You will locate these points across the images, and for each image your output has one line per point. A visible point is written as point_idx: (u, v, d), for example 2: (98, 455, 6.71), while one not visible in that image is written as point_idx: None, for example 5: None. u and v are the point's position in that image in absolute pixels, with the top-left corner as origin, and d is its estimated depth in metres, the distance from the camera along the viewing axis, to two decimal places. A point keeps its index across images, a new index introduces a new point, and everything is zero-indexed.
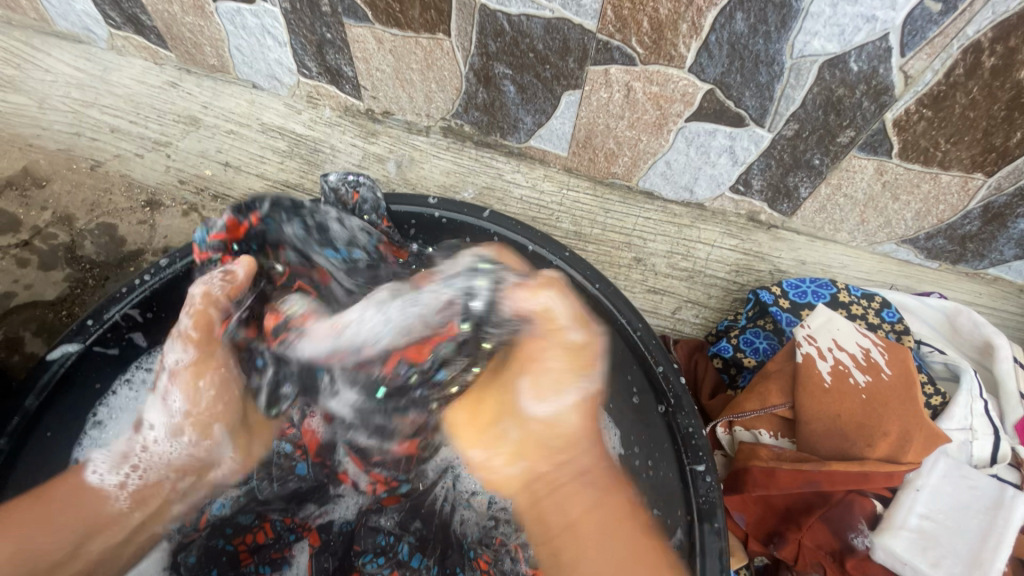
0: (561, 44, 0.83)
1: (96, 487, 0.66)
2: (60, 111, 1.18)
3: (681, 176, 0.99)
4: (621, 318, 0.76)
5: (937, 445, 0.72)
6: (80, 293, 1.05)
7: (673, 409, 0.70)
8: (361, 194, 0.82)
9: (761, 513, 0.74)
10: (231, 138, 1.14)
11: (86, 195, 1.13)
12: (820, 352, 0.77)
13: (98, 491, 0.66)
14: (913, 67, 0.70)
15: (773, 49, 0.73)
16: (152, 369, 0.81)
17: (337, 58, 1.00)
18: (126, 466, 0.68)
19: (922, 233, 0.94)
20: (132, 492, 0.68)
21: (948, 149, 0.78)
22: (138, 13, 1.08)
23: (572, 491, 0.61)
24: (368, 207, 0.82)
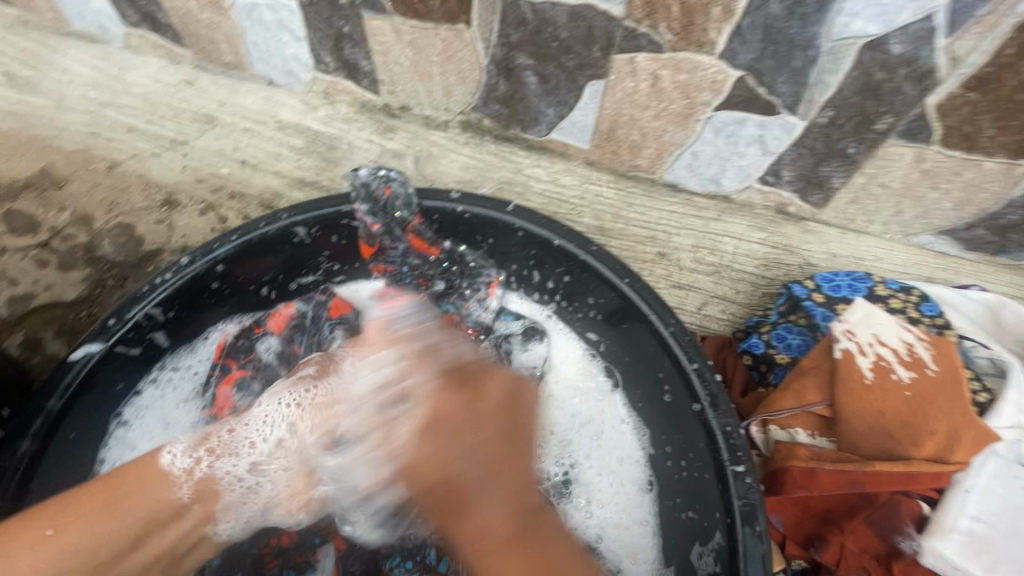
0: (585, 32, 0.80)
1: (165, 471, 0.62)
2: (77, 111, 1.18)
3: (708, 168, 0.96)
4: (652, 314, 0.73)
5: (987, 444, 0.69)
6: (99, 293, 1.04)
7: (707, 408, 0.67)
8: (393, 189, 0.81)
9: (799, 514, 0.72)
10: (247, 136, 1.13)
11: (104, 195, 1.12)
12: (860, 348, 0.74)
13: (165, 475, 0.62)
14: (959, 48, 0.67)
15: (810, 32, 0.70)
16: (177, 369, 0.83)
17: (355, 52, 0.99)
18: (200, 449, 0.65)
19: (962, 223, 0.91)
20: (195, 482, 0.63)
21: (994, 134, 0.75)
22: (154, 11, 1.07)
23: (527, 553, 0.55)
24: (399, 203, 0.82)
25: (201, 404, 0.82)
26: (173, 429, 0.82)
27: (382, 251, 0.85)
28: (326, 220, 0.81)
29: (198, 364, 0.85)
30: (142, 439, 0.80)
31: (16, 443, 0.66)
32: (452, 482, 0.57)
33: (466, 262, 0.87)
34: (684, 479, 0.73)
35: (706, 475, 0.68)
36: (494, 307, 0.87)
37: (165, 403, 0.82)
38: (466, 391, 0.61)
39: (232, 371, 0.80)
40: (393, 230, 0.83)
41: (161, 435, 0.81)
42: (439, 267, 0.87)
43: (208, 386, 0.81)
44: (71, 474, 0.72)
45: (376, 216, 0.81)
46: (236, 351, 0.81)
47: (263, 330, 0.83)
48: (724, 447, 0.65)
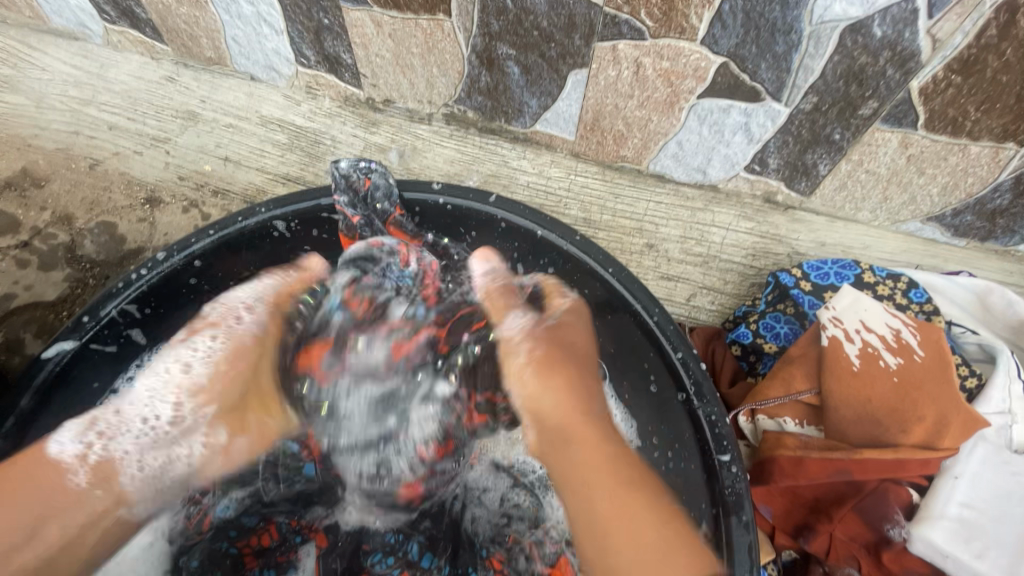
0: (566, 20, 0.79)
1: (55, 457, 0.60)
2: (58, 110, 1.16)
3: (693, 157, 0.95)
4: (636, 304, 0.72)
5: (976, 428, 0.68)
6: (81, 293, 1.03)
7: (692, 397, 0.67)
8: (373, 180, 0.83)
9: (788, 505, 0.71)
10: (230, 132, 1.12)
11: (85, 194, 1.11)
12: (847, 335, 0.73)
13: (56, 462, 0.60)
14: (942, 29, 0.66)
15: (791, 16, 0.69)
16: (154, 366, 0.81)
17: (336, 44, 0.98)
18: (91, 432, 0.64)
19: (949, 209, 0.90)
20: (92, 465, 0.62)
21: (979, 118, 0.74)
22: (132, 6, 1.06)
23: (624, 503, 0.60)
24: (380, 193, 0.82)
25: None
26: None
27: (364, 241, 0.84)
28: (305, 215, 0.80)
29: None
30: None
31: None
32: (569, 421, 0.66)
33: (450, 254, 0.86)
34: (670, 470, 0.72)
35: (691, 465, 0.67)
36: None
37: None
38: (569, 342, 0.73)
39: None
40: (374, 222, 0.84)
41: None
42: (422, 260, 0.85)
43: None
44: None
45: (356, 208, 0.82)
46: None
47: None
48: (709, 436, 0.64)
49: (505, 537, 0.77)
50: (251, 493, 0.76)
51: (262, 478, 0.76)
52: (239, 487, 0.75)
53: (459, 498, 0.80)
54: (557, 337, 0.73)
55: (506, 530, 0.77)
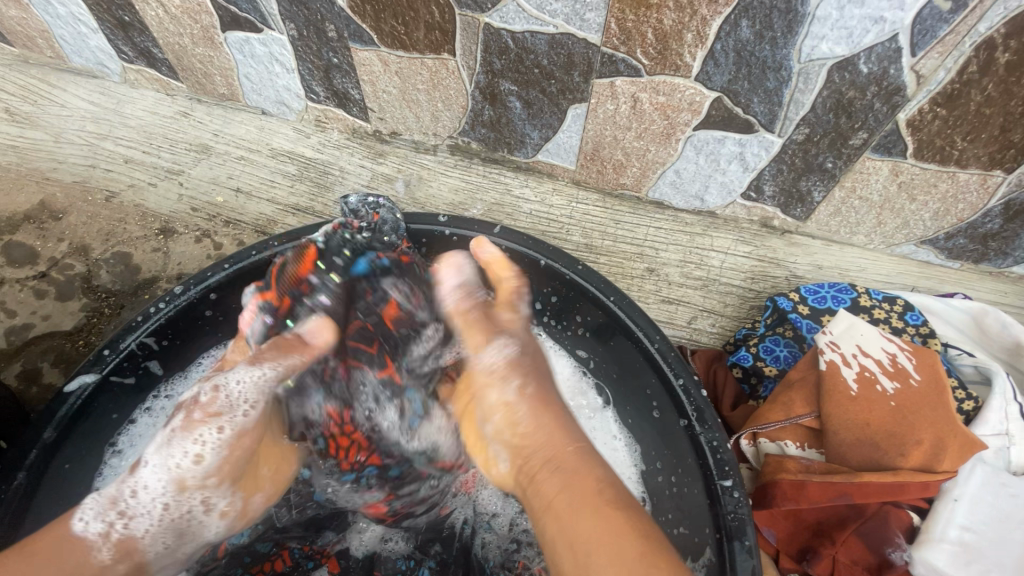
0: (565, 59, 0.83)
1: (77, 539, 0.56)
2: (76, 144, 1.20)
3: (691, 185, 0.98)
4: (638, 331, 0.74)
5: (971, 452, 0.69)
6: (96, 323, 1.06)
7: (694, 423, 0.68)
8: (381, 215, 0.81)
9: (791, 528, 0.72)
10: (242, 165, 1.16)
11: (101, 226, 1.14)
12: (844, 359, 0.75)
13: (79, 542, 0.56)
14: (925, 66, 0.69)
15: (780, 55, 0.73)
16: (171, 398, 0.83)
17: (344, 81, 1.02)
18: (113, 513, 0.58)
19: (942, 233, 0.92)
20: (116, 543, 0.58)
21: (965, 147, 0.77)
22: (150, 47, 1.10)
23: (590, 505, 0.54)
24: (388, 227, 0.81)
25: None
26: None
27: None
28: None
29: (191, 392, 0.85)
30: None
31: (11, 477, 0.66)
32: (557, 448, 0.60)
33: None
34: (674, 494, 0.73)
35: (694, 490, 0.68)
36: None
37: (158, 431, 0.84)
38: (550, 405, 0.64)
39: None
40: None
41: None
42: None
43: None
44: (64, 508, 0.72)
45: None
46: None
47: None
48: (712, 462, 0.66)
49: (515, 563, 0.78)
50: (264, 520, 0.77)
51: (273, 506, 0.77)
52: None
53: (467, 523, 0.81)
54: (535, 365, 0.69)
55: (515, 555, 0.78)
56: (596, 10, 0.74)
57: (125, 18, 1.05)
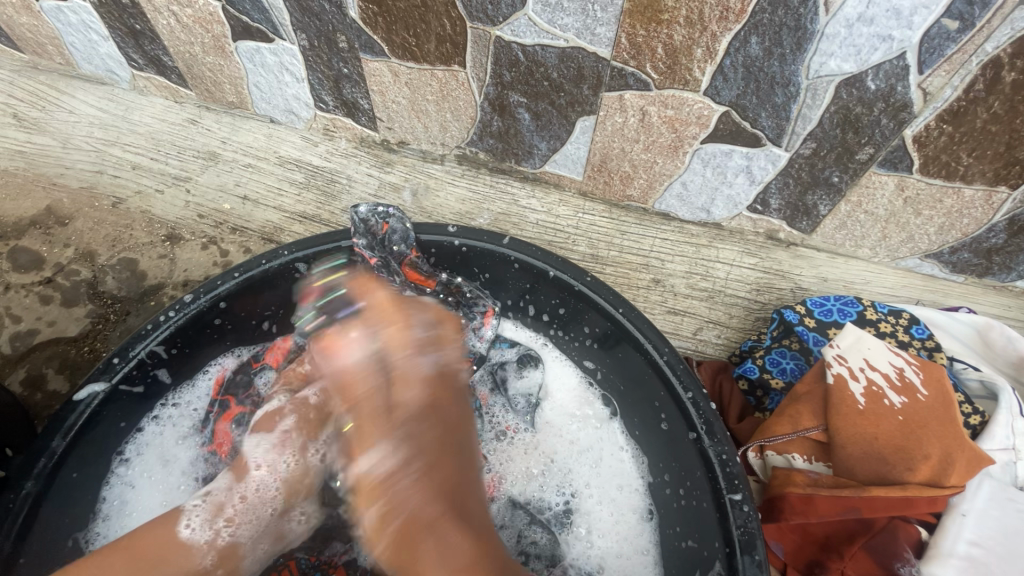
0: (575, 72, 0.84)
1: (186, 543, 0.64)
2: (83, 150, 1.21)
3: (697, 197, 0.99)
4: (646, 344, 0.74)
5: (980, 467, 0.69)
6: (102, 329, 1.06)
7: (703, 436, 0.68)
8: (391, 225, 0.85)
9: (799, 541, 0.72)
10: (249, 172, 1.16)
11: (108, 232, 1.14)
12: (852, 372, 0.75)
13: (186, 547, 0.64)
14: (932, 83, 0.70)
15: (789, 71, 0.73)
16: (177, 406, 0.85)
17: (354, 91, 1.02)
18: (219, 520, 0.67)
19: (946, 247, 0.93)
20: (220, 548, 0.66)
21: (971, 163, 0.78)
22: (160, 55, 1.11)
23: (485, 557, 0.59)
24: (397, 237, 0.84)
25: (200, 440, 0.83)
26: (172, 467, 0.82)
27: None
28: (326, 257, 0.83)
29: (197, 400, 0.86)
30: (141, 478, 0.80)
31: (19, 485, 0.66)
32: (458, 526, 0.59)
33: (462, 292, 0.88)
34: (682, 507, 0.73)
35: (703, 504, 0.68)
36: (488, 337, 0.88)
37: (164, 441, 0.83)
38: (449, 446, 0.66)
39: (232, 407, 0.83)
40: (390, 264, 0.83)
41: (159, 474, 0.81)
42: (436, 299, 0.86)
43: (207, 422, 0.83)
44: (70, 516, 0.73)
45: (373, 249, 0.83)
46: (235, 386, 0.84)
47: (261, 364, 0.85)
48: (721, 475, 0.66)
49: None
50: None
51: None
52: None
53: None
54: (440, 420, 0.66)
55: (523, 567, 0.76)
56: (607, 24, 0.75)
57: (136, 26, 1.06)
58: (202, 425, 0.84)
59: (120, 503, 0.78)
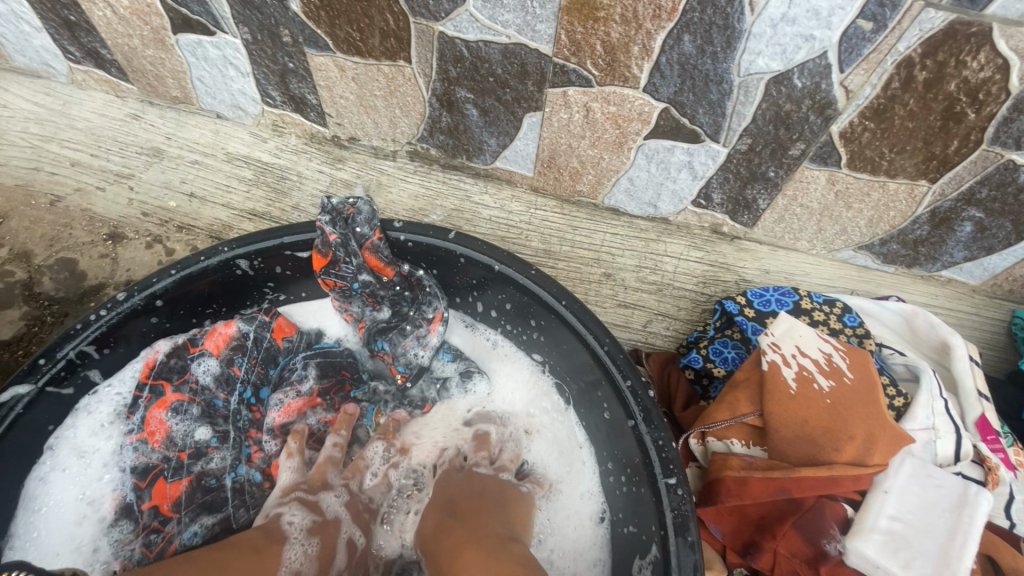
0: (519, 68, 0.85)
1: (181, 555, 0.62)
2: (19, 147, 1.16)
3: (644, 192, 1.01)
4: (588, 335, 0.76)
5: (901, 445, 0.73)
6: (38, 331, 1.03)
7: (641, 423, 0.70)
8: (358, 206, 0.80)
9: (736, 523, 0.75)
10: (196, 169, 1.14)
11: (45, 231, 1.10)
12: (785, 359, 0.78)
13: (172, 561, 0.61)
14: (853, 82, 0.73)
15: (721, 68, 0.76)
16: (93, 400, 0.80)
17: (301, 86, 1.01)
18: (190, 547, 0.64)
19: (877, 239, 0.97)
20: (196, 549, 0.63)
21: (893, 158, 0.82)
22: (98, 48, 1.07)
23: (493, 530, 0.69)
24: (362, 218, 0.80)
25: (127, 427, 0.81)
26: (91, 459, 0.78)
27: (335, 261, 0.82)
28: (267, 252, 0.82)
29: (122, 386, 0.82)
30: (53, 472, 0.76)
31: None
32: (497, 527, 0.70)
33: (423, 285, 0.87)
34: (625, 493, 0.75)
35: (641, 489, 0.70)
36: (434, 342, 0.88)
37: (77, 433, 0.79)
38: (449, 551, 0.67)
39: (166, 394, 0.82)
40: (349, 244, 0.80)
41: (76, 467, 0.77)
42: (392, 288, 0.85)
43: (136, 408, 0.81)
44: None
45: (335, 227, 0.79)
46: (169, 371, 0.83)
47: (199, 350, 0.85)
48: (656, 460, 0.68)
49: None
50: (222, 520, 0.79)
51: (232, 505, 0.80)
52: (210, 512, 0.79)
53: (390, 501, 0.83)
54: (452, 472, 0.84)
55: None
56: (547, 22, 0.76)
57: (70, 17, 1.01)
58: (128, 412, 0.81)
59: (28, 500, 0.74)
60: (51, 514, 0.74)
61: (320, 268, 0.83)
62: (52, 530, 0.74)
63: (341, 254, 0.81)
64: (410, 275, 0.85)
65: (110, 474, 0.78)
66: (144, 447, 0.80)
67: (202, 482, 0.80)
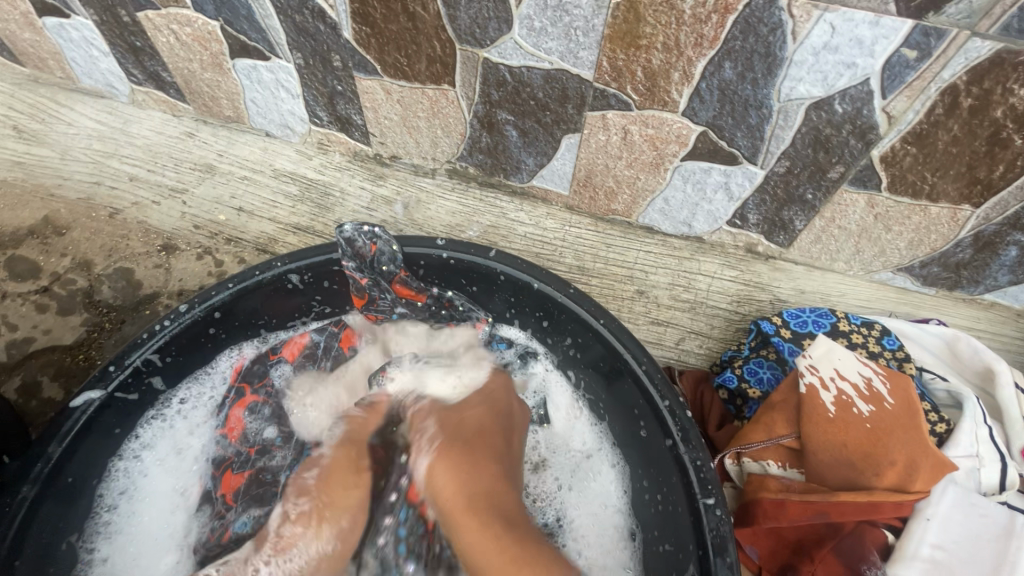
0: (560, 92, 0.87)
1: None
2: (82, 162, 1.23)
3: (679, 212, 1.03)
4: (626, 353, 0.77)
5: (943, 473, 0.72)
6: (97, 337, 1.09)
7: (679, 443, 0.71)
8: (379, 246, 0.85)
9: (772, 545, 0.75)
10: (244, 184, 1.19)
11: (104, 241, 1.17)
12: (823, 382, 0.78)
13: None
14: (895, 108, 0.74)
15: (761, 94, 0.77)
16: (183, 402, 0.88)
17: (348, 107, 1.06)
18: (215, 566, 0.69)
19: (917, 261, 0.97)
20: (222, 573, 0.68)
21: (936, 182, 0.82)
22: (159, 71, 1.13)
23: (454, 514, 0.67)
24: (385, 258, 0.86)
25: (216, 423, 0.88)
26: (186, 455, 0.87)
27: (370, 298, 0.91)
28: (317, 268, 0.86)
29: (215, 387, 0.90)
30: (152, 466, 0.85)
31: (16, 489, 0.69)
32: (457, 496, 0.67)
33: (455, 305, 0.92)
34: (660, 512, 0.76)
35: (678, 508, 0.71)
36: (479, 343, 0.93)
37: (175, 431, 0.87)
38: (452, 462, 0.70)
39: (246, 394, 0.88)
40: (380, 283, 0.88)
41: (172, 461, 0.86)
42: (427, 311, 0.92)
43: (223, 406, 0.88)
44: (69, 513, 0.76)
45: (363, 271, 0.86)
46: (252, 376, 0.89)
47: (278, 357, 0.91)
48: (695, 481, 0.69)
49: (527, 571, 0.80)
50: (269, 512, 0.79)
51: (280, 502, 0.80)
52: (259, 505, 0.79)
53: None
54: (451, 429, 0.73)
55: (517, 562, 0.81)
56: (589, 49, 0.79)
57: (137, 43, 1.08)
58: (217, 408, 0.89)
59: (128, 491, 0.83)
60: (150, 502, 0.83)
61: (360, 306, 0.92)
62: (152, 516, 0.82)
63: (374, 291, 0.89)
64: (439, 295, 0.91)
65: (199, 470, 0.86)
66: (224, 443, 0.86)
67: (261, 476, 0.83)
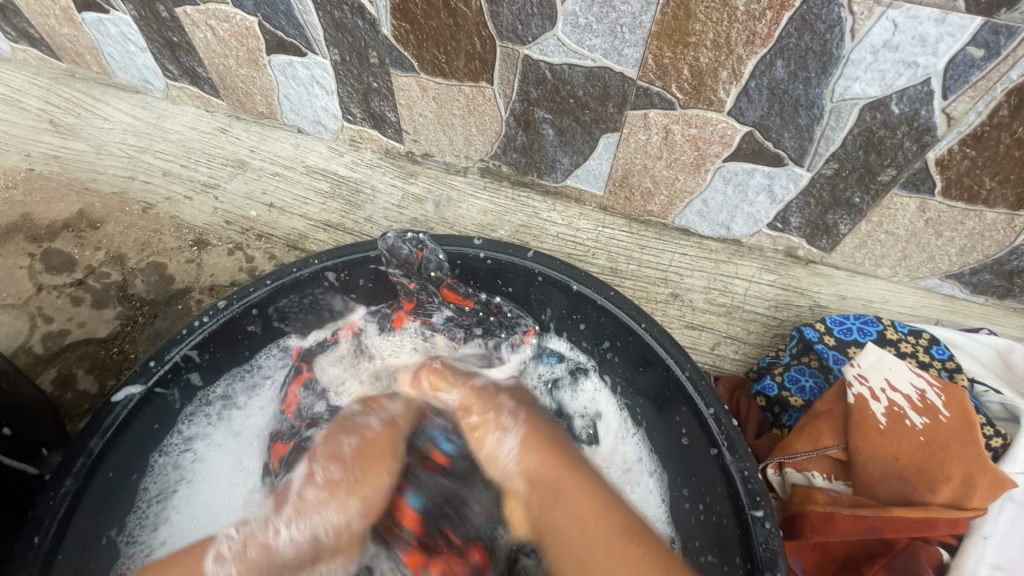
0: (601, 90, 0.86)
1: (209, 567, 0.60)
2: (116, 156, 1.25)
3: (718, 214, 1.00)
4: (668, 359, 0.75)
5: (1003, 490, 0.69)
6: (131, 330, 1.09)
7: (725, 452, 0.69)
8: (426, 253, 0.84)
9: (818, 559, 0.72)
10: (275, 181, 1.19)
11: (138, 236, 1.18)
12: (873, 392, 0.76)
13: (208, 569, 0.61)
14: (956, 109, 0.71)
15: (813, 94, 0.75)
16: (240, 388, 0.91)
17: (382, 104, 1.05)
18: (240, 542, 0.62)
19: (967, 268, 0.93)
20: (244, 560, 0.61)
21: (994, 187, 0.78)
22: (195, 66, 1.14)
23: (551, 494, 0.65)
24: (433, 265, 0.85)
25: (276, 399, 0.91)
26: (241, 435, 0.90)
27: (419, 302, 0.91)
28: (353, 265, 0.85)
29: (274, 369, 0.93)
30: (206, 451, 0.87)
31: (60, 484, 0.69)
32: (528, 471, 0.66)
33: (502, 311, 0.91)
34: (702, 522, 0.74)
35: (724, 520, 0.69)
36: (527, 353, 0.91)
37: (230, 417, 0.90)
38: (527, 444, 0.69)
39: (302, 372, 0.89)
40: (428, 287, 0.88)
41: (226, 445, 0.89)
42: (475, 316, 0.91)
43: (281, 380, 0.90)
44: (114, 503, 0.76)
45: (410, 277, 0.87)
46: (312, 354, 0.91)
47: (337, 336, 0.93)
48: (742, 491, 0.66)
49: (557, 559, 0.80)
50: None
51: None
52: None
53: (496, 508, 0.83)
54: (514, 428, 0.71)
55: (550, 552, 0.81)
56: (635, 46, 0.77)
57: (174, 39, 1.08)
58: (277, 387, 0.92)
59: (183, 478, 0.85)
60: (204, 487, 0.86)
61: (409, 309, 0.92)
62: (208, 498, 0.85)
63: (423, 296, 0.89)
64: (488, 300, 0.91)
65: (255, 448, 0.89)
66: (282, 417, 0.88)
67: None
